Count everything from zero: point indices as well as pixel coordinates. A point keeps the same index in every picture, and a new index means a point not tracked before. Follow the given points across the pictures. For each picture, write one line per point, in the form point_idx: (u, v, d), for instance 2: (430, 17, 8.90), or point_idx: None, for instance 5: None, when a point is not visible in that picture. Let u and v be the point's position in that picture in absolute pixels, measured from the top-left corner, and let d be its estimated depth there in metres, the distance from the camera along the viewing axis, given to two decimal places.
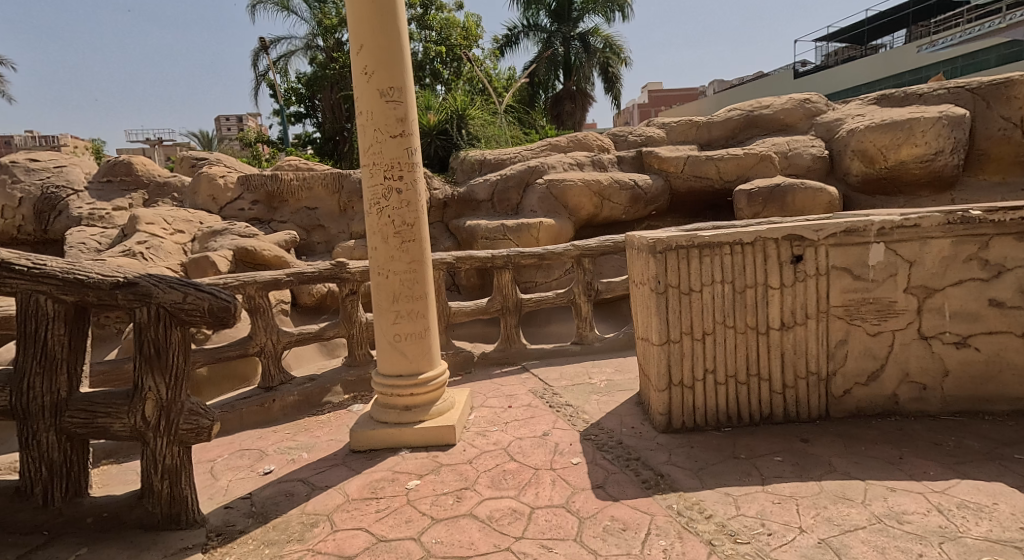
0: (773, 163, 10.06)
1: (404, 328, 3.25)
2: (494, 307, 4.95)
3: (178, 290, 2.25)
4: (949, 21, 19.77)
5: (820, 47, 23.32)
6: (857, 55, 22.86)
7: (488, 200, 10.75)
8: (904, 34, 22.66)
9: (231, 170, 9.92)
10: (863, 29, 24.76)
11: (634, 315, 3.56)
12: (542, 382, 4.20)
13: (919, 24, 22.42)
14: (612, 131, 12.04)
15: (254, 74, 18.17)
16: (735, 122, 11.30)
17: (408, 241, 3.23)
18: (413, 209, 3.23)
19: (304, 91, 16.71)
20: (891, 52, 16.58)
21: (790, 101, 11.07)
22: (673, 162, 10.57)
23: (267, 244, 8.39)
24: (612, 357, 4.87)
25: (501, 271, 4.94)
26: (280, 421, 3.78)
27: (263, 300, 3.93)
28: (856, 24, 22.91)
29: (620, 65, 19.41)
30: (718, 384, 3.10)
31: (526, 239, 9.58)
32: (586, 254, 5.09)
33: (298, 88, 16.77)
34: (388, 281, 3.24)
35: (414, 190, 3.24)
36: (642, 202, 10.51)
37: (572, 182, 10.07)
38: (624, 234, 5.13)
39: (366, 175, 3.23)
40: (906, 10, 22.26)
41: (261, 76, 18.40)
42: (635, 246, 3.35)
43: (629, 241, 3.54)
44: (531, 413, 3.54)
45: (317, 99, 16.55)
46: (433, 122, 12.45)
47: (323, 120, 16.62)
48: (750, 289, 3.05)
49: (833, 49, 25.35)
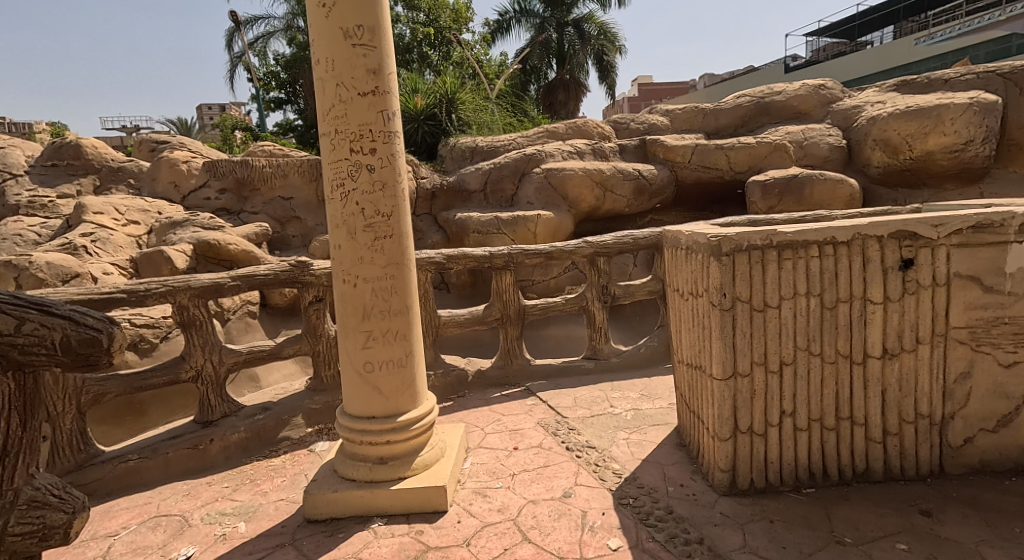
0: (786, 153, 9.41)
1: (377, 354, 2.44)
2: (492, 316, 4.13)
3: (8, 315, 1.45)
4: (947, 14, 19.27)
5: (812, 41, 22.78)
6: (846, 49, 22.23)
7: (480, 190, 9.94)
8: (897, 28, 22.15)
9: (196, 155, 9.01)
10: (853, 24, 24.23)
11: (678, 334, 2.80)
12: (553, 412, 3.42)
13: (914, 18, 21.94)
14: (612, 118, 11.29)
15: (231, 57, 17.22)
16: (744, 109, 10.57)
17: (384, 237, 2.41)
18: (391, 194, 2.41)
19: (284, 75, 15.77)
20: (884, 47, 16.03)
21: (804, 86, 10.34)
22: (680, 151, 9.84)
23: (234, 237, 7.53)
24: (633, 376, 4.09)
25: (500, 272, 4.13)
26: (219, 467, 2.95)
27: (201, 311, 3.08)
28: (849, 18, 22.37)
29: (615, 53, 18.72)
30: (799, 430, 2.32)
31: (522, 233, 8.83)
32: (601, 252, 4.30)
33: (278, 71, 15.79)
34: (356, 290, 2.42)
35: (391, 167, 2.41)
36: (646, 194, 9.78)
37: (572, 171, 9.32)
38: (645, 229, 4.35)
39: (327, 145, 2.39)
40: (900, 4, 21.75)
41: (238, 59, 17.45)
42: (684, 242, 2.57)
43: (674, 237, 2.76)
44: (544, 462, 2.75)
45: (298, 84, 15.62)
46: (420, 105, 11.56)
47: (304, 106, 15.71)
48: (844, 305, 2.27)
49: (824, 43, 24.91)
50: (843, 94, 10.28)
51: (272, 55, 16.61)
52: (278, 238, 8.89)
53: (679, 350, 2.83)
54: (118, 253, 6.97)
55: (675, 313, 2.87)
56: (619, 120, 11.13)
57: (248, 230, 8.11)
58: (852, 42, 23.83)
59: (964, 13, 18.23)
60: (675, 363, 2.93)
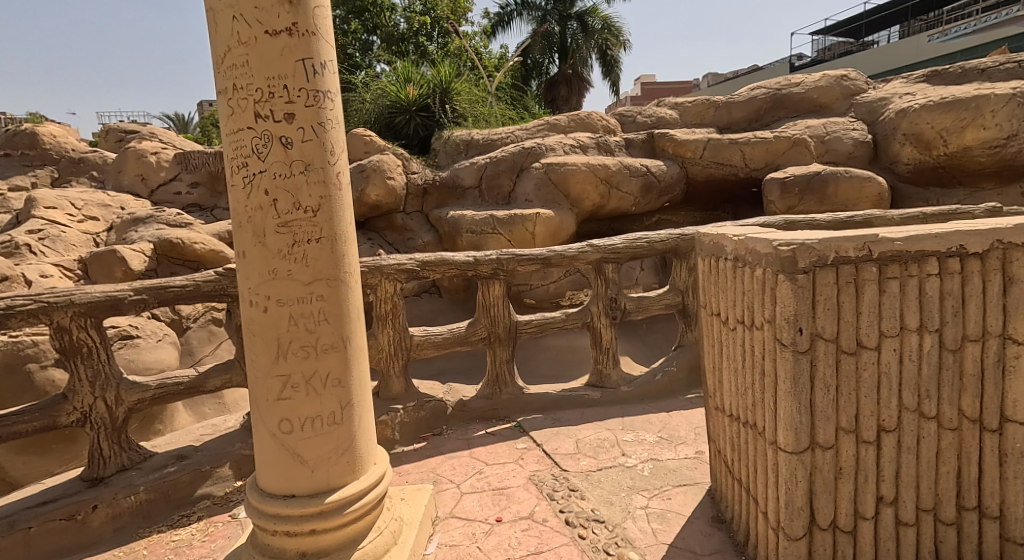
0: (807, 149, 8.70)
1: (298, 408, 1.73)
2: (477, 335, 3.41)
3: None
4: (960, 10, 18.61)
5: (819, 41, 22.13)
6: (853, 48, 21.63)
7: (475, 186, 9.23)
8: (906, 26, 21.53)
9: (166, 148, 8.30)
10: (860, 23, 23.54)
11: (719, 373, 2.10)
12: (549, 462, 2.72)
13: (922, 18, 21.33)
14: (617, 111, 10.58)
15: None
16: (759, 102, 9.86)
17: (306, 241, 1.69)
18: (318, 179, 1.69)
19: None
20: (897, 46, 15.44)
21: (825, 77, 9.61)
22: (690, 146, 9.13)
23: (201, 235, 6.81)
24: (646, 409, 3.39)
25: (488, 281, 3.41)
26: (107, 543, 2.24)
27: (89, 336, 2.36)
28: (857, 16, 21.72)
29: (619, 48, 18.07)
30: (904, 526, 1.60)
31: (519, 234, 8.14)
32: (609, 258, 3.59)
33: None
34: (267, 317, 1.70)
35: (318, 141, 1.69)
36: (654, 192, 9.07)
37: (574, 166, 8.59)
38: (660, 231, 3.67)
39: (224, 108, 1.67)
40: (908, 4, 21.18)
41: None
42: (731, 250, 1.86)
43: (713, 244, 2.05)
44: (534, 549, 2.06)
45: None
46: (412, 95, 10.84)
47: None
48: (976, 345, 1.54)
49: (827, 43, 24.32)
50: (867, 86, 9.56)
51: None
52: None
53: (721, 393, 2.12)
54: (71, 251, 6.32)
55: (713, 344, 2.16)
56: (625, 113, 10.42)
57: (221, 227, 7.34)
58: (858, 41, 23.29)
59: (978, 9, 17.64)
60: (710, 408, 2.22)
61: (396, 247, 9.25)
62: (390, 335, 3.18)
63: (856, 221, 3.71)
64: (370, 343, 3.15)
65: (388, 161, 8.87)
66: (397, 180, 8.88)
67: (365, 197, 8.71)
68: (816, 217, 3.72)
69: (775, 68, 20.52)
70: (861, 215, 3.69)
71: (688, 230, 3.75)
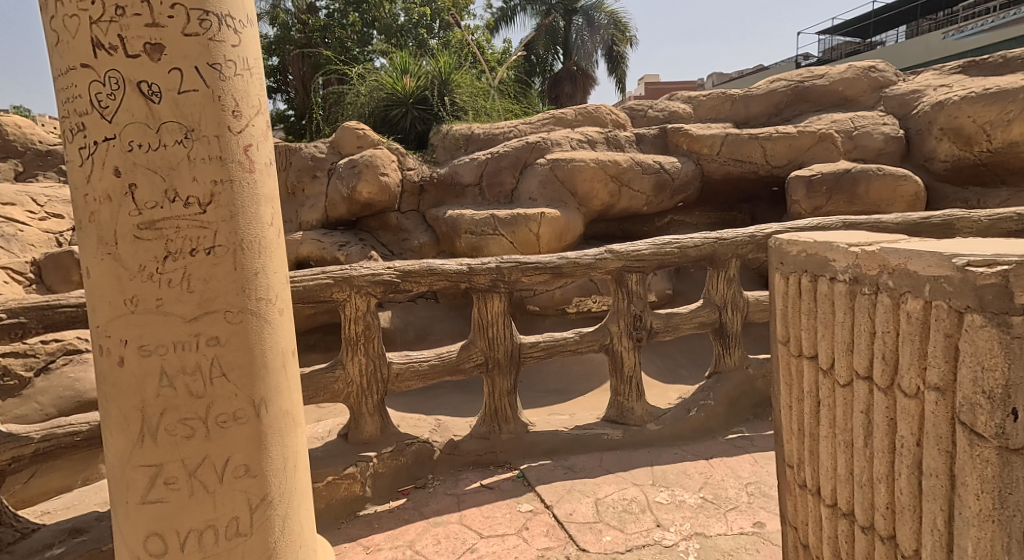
0: (833, 146, 8.11)
1: (174, 497, 1.40)
2: (471, 361, 2.78)
3: None
4: (976, 8, 18.02)
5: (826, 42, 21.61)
6: (861, 46, 21.05)
7: (475, 183, 8.58)
8: (914, 26, 21.01)
9: None
10: (868, 23, 22.91)
11: (815, 445, 1.51)
12: (561, 536, 2.14)
13: (932, 18, 20.80)
14: (627, 105, 9.94)
15: None
16: (779, 96, 9.22)
17: (185, 271, 1.36)
18: (202, 184, 1.37)
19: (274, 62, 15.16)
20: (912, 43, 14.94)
21: (851, 68, 8.96)
22: (706, 141, 8.53)
23: None
24: (678, 455, 2.75)
25: (485, 295, 2.78)
26: None
27: None
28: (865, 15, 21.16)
29: (625, 44, 17.52)
30: None
31: (522, 235, 7.53)
32: (631, 266, 2.97)
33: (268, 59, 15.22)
34: (128, 370, 1.36)
35: (199, 122, 1.36)
36: (668, 190, 8.45)
37: (583, 163, 7.95)
38: (694, 233, 3.04)
39: (71, 75, 1.35)
40: (917, 5, 20.65)
41: None
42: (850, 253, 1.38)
43: (802, 265, 1.54)
44: None
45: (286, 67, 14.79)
46: (409, 87, 10.22)
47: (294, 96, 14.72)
48: None
49: (836, 42, 23.75)
50: (897, 78, 8.91)
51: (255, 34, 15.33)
52: None
53: (813, 473, 1.53)
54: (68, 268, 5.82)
55: (791, 398, 1.63)
56: (636, 106, 9.75)
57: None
58: (866, 41, 22.72)
59: (995, 7, 17.03)
60: (797, 495, 1.62)
61: (391, 249, 8.63)
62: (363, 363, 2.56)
63: (929, 225, 3.12)
64: (338, 374, 2.52)
65: (382, 155, 8.24)
66: (391, 176, 8.25)
67: (356, 194, 8.10)
68: (882, 219, 3.15)
69: (785, 67, 19.92)
70: (935, 219, 3.12)
71: (727, 233, 3.12)
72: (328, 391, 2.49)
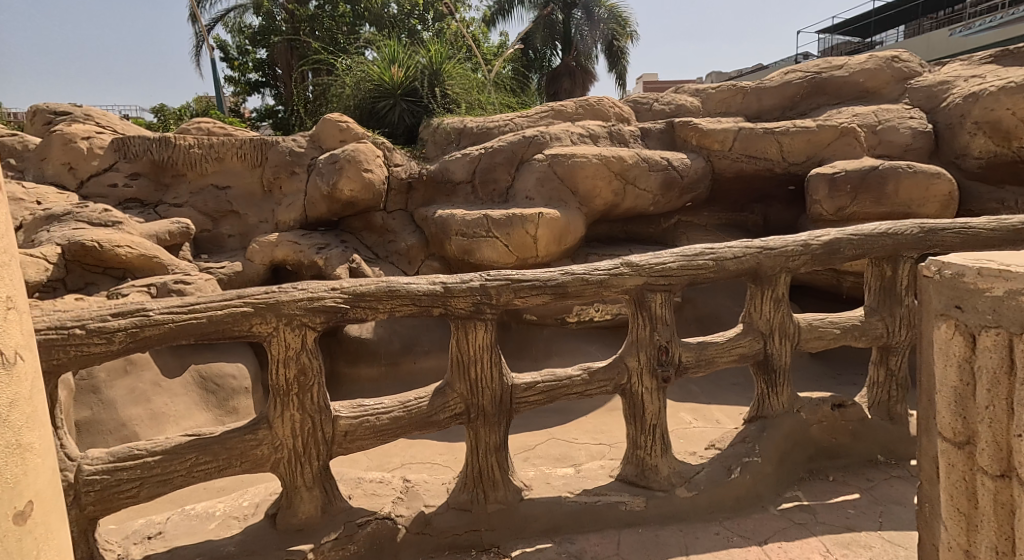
0: (856, 140, 7.44)
1: None
2: (456, 405, 3.19)
3: None
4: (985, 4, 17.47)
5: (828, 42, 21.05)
6: (864, 46, 20.52)
7: (467, 181, 7.90)
8: (917, 25, 20.50)
9: (103, 131, 7.47)
10: (868, 23, 22.34)
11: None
12: None
13: (936, 17, 20.30)
14: (629, 98, 9.29)
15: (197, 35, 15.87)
16: (794, 87, 8.57)
17: None
18: None
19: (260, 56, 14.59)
20: None
21: (872, 58, 8.32)
22: (718, 137, 7.89)
23: (135, 238, 6.00)
24: (691, 536, 3.26)
25: (474, 329, 3.16)
26: None
27: None
28: (867, 14, 20.63)
29: (626, 39, 16.91)
30: None
31: (518, 237, 6.87)
32: (652, 285, 3.38)
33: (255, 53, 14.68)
34: None
35: None
36: (677, 189, 7.82)
37: (584, 159, 7.30)
38: (713, 245, 3.48)
39: None
40: (920, 5, 20.18)
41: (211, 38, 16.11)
42: None
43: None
44: None
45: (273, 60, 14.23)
46: (398, 77, 9.53)
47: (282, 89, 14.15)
48: None
49: (835, 43, 23.22)
50: (922, 69, 8.24)
51: (241, 25, 14.72)
52: (207, 237, 7.69)
53: None
54: (60, 304, 4.96)
55: (968, 492, 2.25)
56: (639, 99, 9.11)
57: (160, 227, 6.61)
58: (866, 41, 22.17)
59: (1003, 6, 16.53)
60: None
61: (375, 251, 7.97)
62: (306, 423, 2.96)
63: (858, 238, 3.84)
64: (263, 435, 2.91)
65: (366, 150, 7.57)
66: (375, 172, 7.57)
67: (337, 192, 7.42)
68: (821, 235, 3.76)
69: (787, 65, 19.32)
70: (861, 234, 3.86)
71: (759, 244, 3.64)
72: (248, 456, 2.90)
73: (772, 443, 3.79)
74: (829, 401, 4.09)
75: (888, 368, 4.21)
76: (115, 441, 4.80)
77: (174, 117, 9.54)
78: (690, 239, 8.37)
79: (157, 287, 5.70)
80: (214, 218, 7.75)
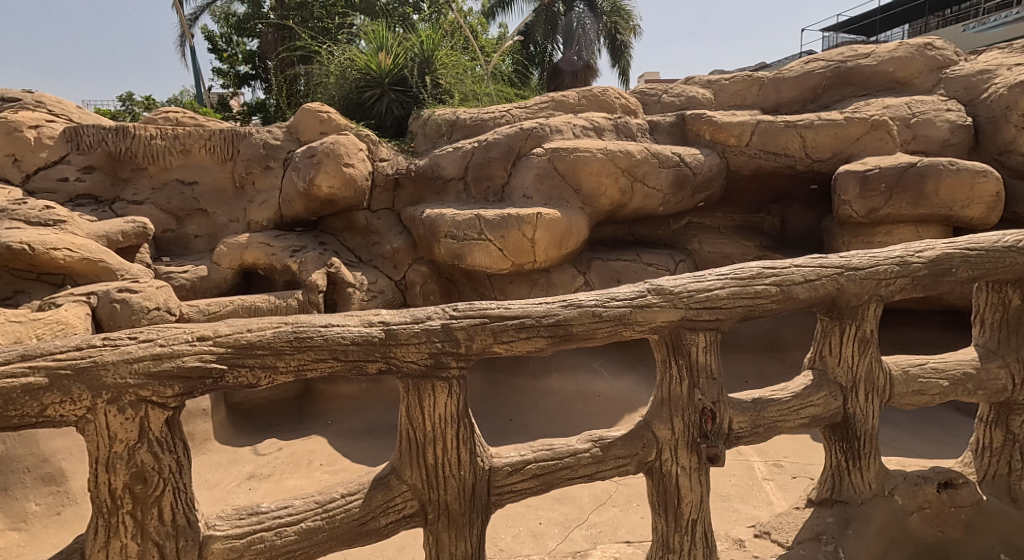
0: (889, 134, 6.73)
1: None
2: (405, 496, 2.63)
3: None
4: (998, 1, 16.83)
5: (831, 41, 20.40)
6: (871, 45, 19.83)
7: (459, 178, 7.19)
8: (924, 24, 19.88)
9: (56, 119, 6.79)
10: (873, 22, 21.66)
11: None
12: None
13: (945, 14, 19.63)
14: (636, 89, 8.56)
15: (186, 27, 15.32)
16: (817, 77, 7.83)
17: None
18: None
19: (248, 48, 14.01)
20: None
21: (904, 45, 7.58)
22: (734, 131, 7.18)
23: (78, 240, 5.31)
24: None
25: (433, 396, 2.60)
26: None
27: None
28: (872, 11, 19.95)
29: (629, 34, 16.25)
30: None
31: (514, 239, 6.16)
32: (687, 323, 2.86)
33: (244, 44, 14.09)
34: None
35: None
36: (689, 187, 7.10)
37: (587, 153, 6.59)
38: (752, 267, 2.99)
39: None
40: (927, 5, 19.57)
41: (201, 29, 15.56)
42: None
43: None
44: None
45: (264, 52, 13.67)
46: (386, 64, 8.81)
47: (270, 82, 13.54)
48: None
49: (838, 42, 22.52)
50: (957, 57, 7.50)
51: (228, 14, 13.97)
52: (171, 237, 7.00)
53: None
54: None
55: None
56: (647, 90, 8.39)
57: (112, 227, 5.90)
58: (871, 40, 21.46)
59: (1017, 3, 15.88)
60: None
61: (358, 254, 7.26)
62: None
63: (975, 254, 3.30)
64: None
65: (347, 142, 6.85)
66: (357, 167, 6.84)
67: (314, 188, 6.71)
68: (889, 252, 3.22)
69: (792, 62, 18.59)
70: (980, 247, 3.32)
71: (827, 263, 3.11)
72: None
73: (863, 544, 3.28)
74: (935, 480, 3.56)
75: (1007, 431, 3.69)
76: (34, 480, 4.08)
77: (144, 106, 8.83)
78: (703, 243, 7.64)
79: (96, 299, 5.00)
80: (179, 216, 7.06)
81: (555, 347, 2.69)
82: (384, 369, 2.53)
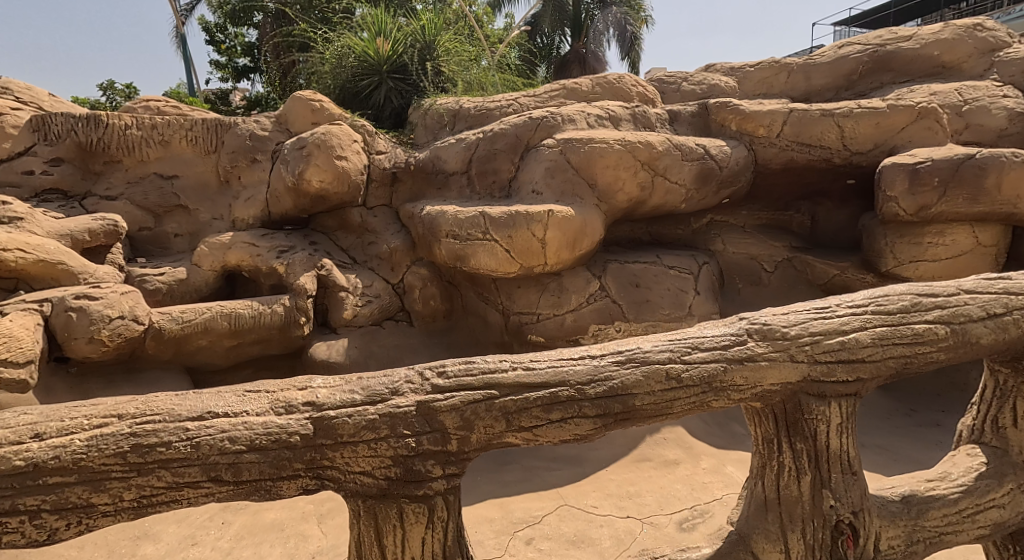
0: (938, 124, 6.11)
1: None
2: None
3: None
4: None
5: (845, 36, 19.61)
6: None
7: (461, 171, 6.57)
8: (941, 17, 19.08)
9: (23, 107, 6.22)
10: (888, 16, 20.87)
11: None
12: None
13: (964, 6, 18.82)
14: (653, 76, 7.91)
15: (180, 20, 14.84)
16: (852, 62, 7.17)
17: None
18: None
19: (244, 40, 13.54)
20: None
21: (951, 26, 6.91)
22: (764, 120, 6.54)
23: (32, 239, 4.74)
24: None
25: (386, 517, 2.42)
26: None
27: None
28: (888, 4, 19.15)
29: (639, 25, 15.60)
30: None
31: (521, 239, 5.55)
32: (802, 390, 2.72)
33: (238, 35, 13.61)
34: None
35: None
36: (714, 182, 6.46)
37: (604, 144, 5.96)
38: (868, 305, 2.85)
39: None
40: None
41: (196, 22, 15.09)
42: None
43: None
44: None
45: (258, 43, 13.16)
46: (383, 50, 8.20)
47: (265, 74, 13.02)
48: None
49: (851, 36, 21.68)
50: (1010, 39, 6.82)
51: (221, 2, 13.31)
52: (148, 236, 6.42)
53: None
54: None
55: None
56: (665, 77, 7.73)
57: (78, 225, 5.32)
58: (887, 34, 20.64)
59: None
60: None
61: (353, 255, 6.66)
62: None
63: None
64: None
65: (340, 133, 6.24)
66: (351, 160, 6.24)
67: (303, 183, 6.10)
68: (967, 299, 2.91)
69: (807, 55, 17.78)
70: None
71: (948, 312, 2.87)
72: None
73: None
74: None
75: None
76: None
77: (126, 95, 8.25)
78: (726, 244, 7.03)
79: (49, 306, 4.49)
80: (157, 214, 6.47)
81: (605, 429, 2.54)
82: (313, 484, 2.36)
